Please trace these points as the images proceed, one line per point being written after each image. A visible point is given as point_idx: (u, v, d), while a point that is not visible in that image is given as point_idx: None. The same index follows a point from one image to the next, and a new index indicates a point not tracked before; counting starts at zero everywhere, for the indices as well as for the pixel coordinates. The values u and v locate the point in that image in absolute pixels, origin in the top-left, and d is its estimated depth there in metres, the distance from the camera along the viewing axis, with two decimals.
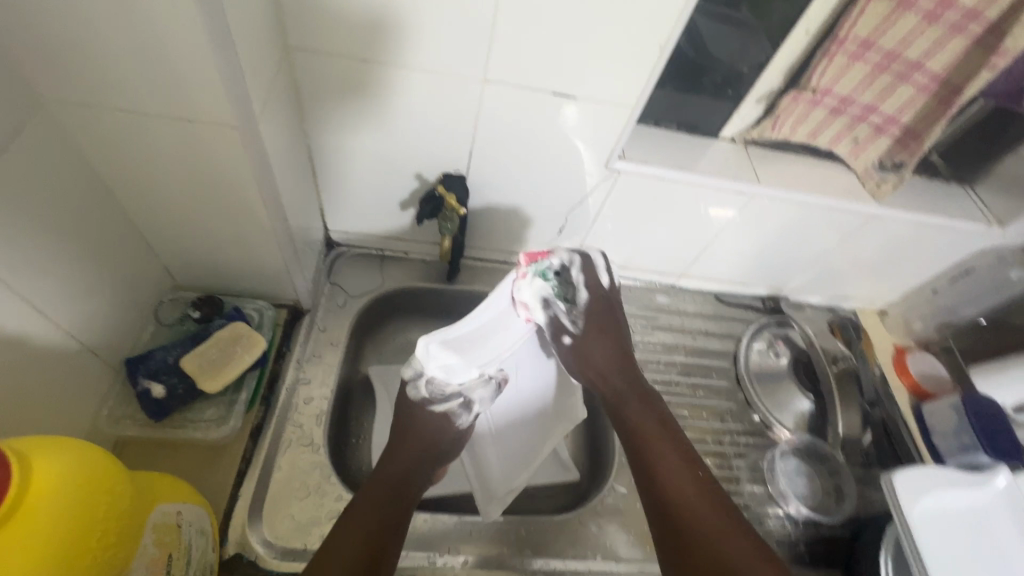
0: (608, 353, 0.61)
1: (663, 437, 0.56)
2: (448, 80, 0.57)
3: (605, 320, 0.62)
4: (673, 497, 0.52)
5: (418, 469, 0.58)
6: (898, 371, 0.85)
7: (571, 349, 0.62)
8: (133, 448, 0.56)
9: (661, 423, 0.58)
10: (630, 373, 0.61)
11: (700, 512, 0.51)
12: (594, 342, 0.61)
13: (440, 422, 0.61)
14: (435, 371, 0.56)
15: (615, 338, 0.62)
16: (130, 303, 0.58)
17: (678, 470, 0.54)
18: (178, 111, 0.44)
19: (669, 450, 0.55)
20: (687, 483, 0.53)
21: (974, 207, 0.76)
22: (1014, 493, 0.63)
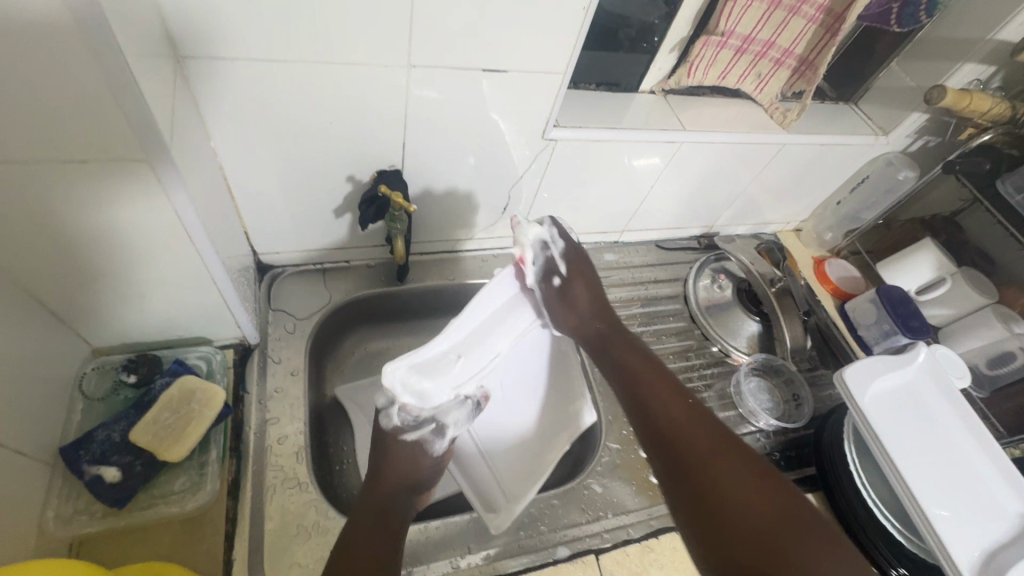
0: (591, 299, 0.67)
1: (648, 368, 0.61)
2: (370, 70, 0.53)
3: (589, 275, 0.68)
4: (664, 423, 0.55)
5: (406, 489, 0.57)
6: (821, 281, 0.96)
7: (563, 286, 0.66)
8: (94, 545, 0.49)
9: (645, 357, 0.62)
10: (612, 322, 0.67)
11: (689, 426, 0.54)
12: (575, 288, 0.66)
13: (412, 452, 0.58)
14: (409, 398, 0.55)
15: (599, 286, 0.69)
16: (47, 383, 0.50)
17: (666, 397, 0.58)
18: (69, 153, 0.38)
19: (654, 376, 0.60)
20: (673, 400, 0.57)
21: (862, 122, 0.85)
22: (933, 364, 0.74)
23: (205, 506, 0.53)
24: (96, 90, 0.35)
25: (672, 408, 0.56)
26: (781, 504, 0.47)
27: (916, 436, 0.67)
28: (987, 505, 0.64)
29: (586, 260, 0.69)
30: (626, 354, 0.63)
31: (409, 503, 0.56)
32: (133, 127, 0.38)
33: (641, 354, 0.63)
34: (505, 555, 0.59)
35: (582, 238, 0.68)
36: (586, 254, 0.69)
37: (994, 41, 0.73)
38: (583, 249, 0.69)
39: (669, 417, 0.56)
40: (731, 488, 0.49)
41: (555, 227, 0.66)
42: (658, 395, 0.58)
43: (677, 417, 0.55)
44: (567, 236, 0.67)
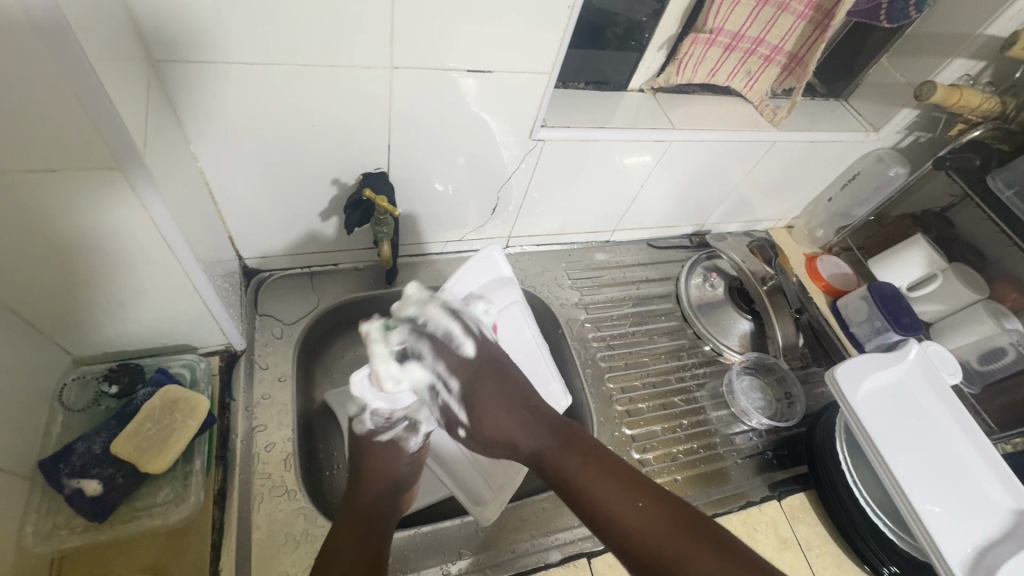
0: (512, 417, 0.55)
1: (589, 470, 0.51)
2: (352, 72, 0.52)
3: (495, 377, 0.56)
4: (627, 533, 0.47)
5: (390, 490, 0.56)
6: (813, 278, 0.96)
7: (475, 429, 0.55)
8: (77, 560, 0.48)
9: (584, 452, 0.52)
10: (535, 416, 0.55)
11: (656, 543, 0.46)
12: (491, 419, 0.55)
13: (388, 451, 0.57)
14: (379, 401, 0.56)
15: (514, 384, 0.57)
16: (24, 394, 0.48)
17: (615, 495, 0.49)
18: (38, 161, 0.37)
19: (598, 480, 0.50)
20: (627, 509, 0.48)
21: (852, 118, 0.85)
22: (924, 360, 0.74)
23: (190, 517, 0.52)
24: (64, 96, 0.34)
25: (633, 522, 0.47)
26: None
27: (907, 432, 0.67)
28: (977, 502, 0.64)
29: (485, 360, 0.56)
30: (563, 462, 0.52)
31: (393, 506, 0.56)
32: (103, 134, 0.37)
33: (580, 449, 0.52)
34: (495, 559, 0.59)
35: (462, 346, 0.55)
36: (479, 362, 0.56)
37: (985, 36, 0.72)
38: (484, 339, 0.58)
39: (636, 543, 0.47)
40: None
41: (428, 330, 0.54)
42: (610, 507, 0.48)
43: (641, 534, 0.47)
44: (445, 333, 0.55)
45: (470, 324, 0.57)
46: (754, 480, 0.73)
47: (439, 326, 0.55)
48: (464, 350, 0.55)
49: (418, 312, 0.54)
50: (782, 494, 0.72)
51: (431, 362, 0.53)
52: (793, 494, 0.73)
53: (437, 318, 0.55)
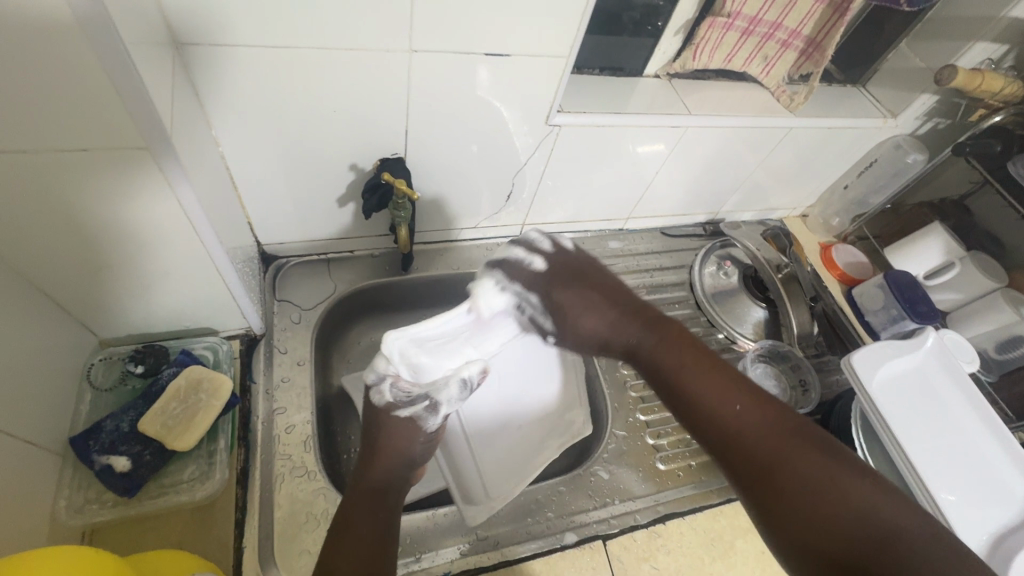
0: (601, 314, 0.59)
1: (687, 364, 0.52)
2: (371, 56, 0.52)
3: (576, 280, 0.60)
4: (721, 424, 0.48)
5: (402, 465, 0.56)
6: (828, 267, 0.95)
7: (564, 331, 0.60)
8: (106, 534, 0.50)
9: (683, 347, 0.54)
10: (627, 315, 0.58)
11: (754, 437, 0.46)
12: (581, 315, 0.59)
13: (405, 428, 0.57)
14: (405, 370, 0.57)
15: (595, 285, 0.60)
16: (54, 373, 0.49)
17: (712, 389, 0.50)
18: (68, 141, 0.37)
19: (698, 372, 0.51)
20: (725, 408, 0.48)
21: (870, 104, 0.84)
22: (941, 350, 0.73)
23: (214, 495, 0.53)
24: (95, 78, 0.34)
25: (731, 416, 0.48)
26: (887, 514, 0.41)
27: (923, 420, 0.67)
28: (994, 489, 0.64)
29: (561, 268, 0.61)
30: (663, 353, 0.54)
31: (402, 482, 0.55)
32: (133, 115, 0.37)
33: (678, 344, 0.54)
34: (513, 541, 0.59)
35: (535, 263, 0.60)
36: (559, 267, 0.61)
37: (1008, 19, 0.71)
38: (557, 249, 0.62)
39: (732, 432, 0.47)
40: (826, 497, 0.42)
41: (506, 259, 0.60)
42: (707, 398, 0.50)
43: (737, 426, 0.47)
44: (516, 256, 0.60)
45: (541, 244, 0.62)
46: None
47: (512, 250, 0.61)
48: (537, 266, 0.60)
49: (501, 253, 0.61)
50: None
51: (513, 289, 0.59)
52: None
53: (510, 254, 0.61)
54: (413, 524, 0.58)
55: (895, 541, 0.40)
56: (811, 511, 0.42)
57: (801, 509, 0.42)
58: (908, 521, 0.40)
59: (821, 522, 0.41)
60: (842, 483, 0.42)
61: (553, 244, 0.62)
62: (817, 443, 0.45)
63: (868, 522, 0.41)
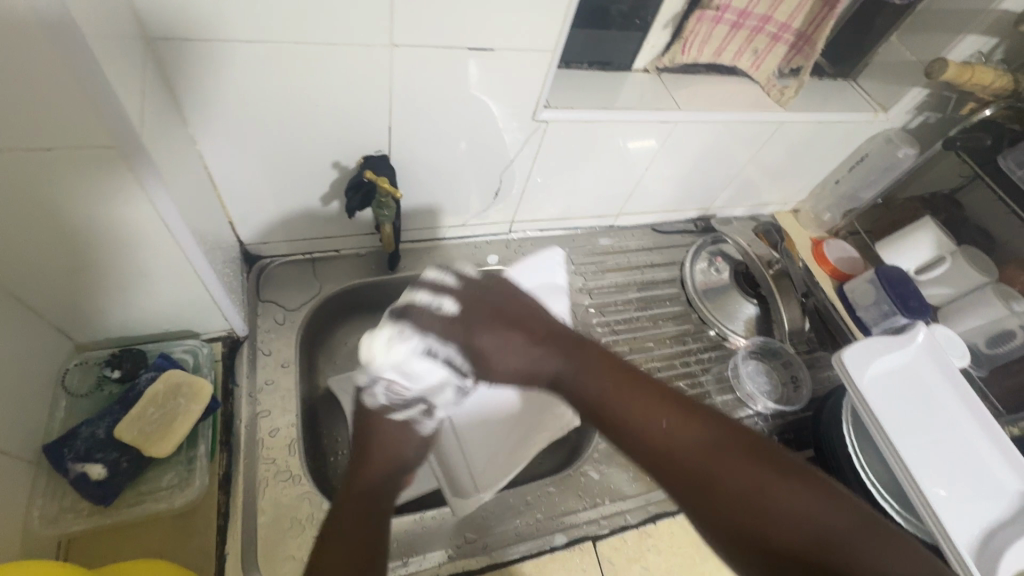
0: (519, 348, 0.54)
1: (612, 389, 0.50)
2: (352, 50, 0.50)
3: (489, 316, 0.55)
4: (655, 445, 0.46)
5: (391, 471, 0.53)
6: (820, 262, 0.95)
7: (488, 373, 0.55)
8: (84, 543, 0.49)
9: (605, 374, 0.51)
10: (547, 344, 0.55)
11: (688, 455, 0.44)
12: (502, 352, 0.54)
13: (400, 432, 0.55)
14: (394, 376, 0.52)
15: (511, 320, 0.55)
16: (26, 380, 0.48)
17: (643, 411, 0.48)
18: (33, 142, 0.36)
19: (622, 400, 0.49)
20: (655, 430, 0.46)
21: (860, 98, 0.83)
22: (931, 343, 0.73)
23: (195, 501, 0.52)
24: (60, 76, 0.33)
25: (661, 437, 0.46)
26: (825, 514, 0.39)
27: (911, 416, 0.67)
28: (983, 484, 0.64)
29: (472, 302, 0.55)
30: (585, 381, 0.52)
31: (394, 486, 0.53)
32: (102, 114, 0.36)
33: (604, 367, 0.52)
34: (501, 544, 0.59)
35: (443, 304, 0.53)
36: (470, 302, 0.55)
37: (998, 11, 0.70)
38: (466, 279, 0.56)
39: (665, 455, 0.45)
40: (759, 511, 0.40)
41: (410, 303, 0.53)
42: (637, 421, 0.47)
43: (668, 448, 0.45)
44: (422, 300, 0.53)
45: (447, 281, 0.55)
46: None
47: (415, 296, 0.54)
48: (448, 309, 0.53)
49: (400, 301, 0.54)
50: None
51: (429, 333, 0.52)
52: None
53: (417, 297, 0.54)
54: (400, 528, 0.58)
55: (835, 543, 0.38)
56: (748, 523, 0.40)
57: (739, 522, 0.40)
58: (843, 521, 0.39)
59: (759, 534, 0.39)
60: (779, 490, 0.40)
61: (459, 278, 0.56)
62: (749, 451, 0.43)
63: (805, 532, 0.38)
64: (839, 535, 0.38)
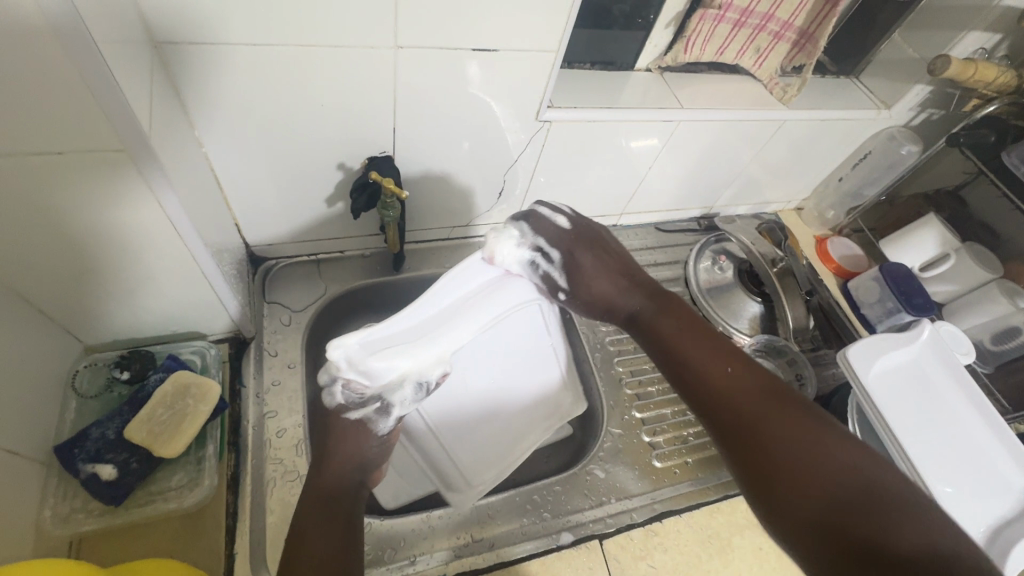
0: (613, 280, 0.60)
1: (682, 331, 0.55)
2: (357, 52, 0.51)
3: (595, 250, 0.60)
4: (711, 384, 0.50)
5: (355, 469, 0.53)
6: (823, 260, 0.95)
7: (577, 291, 0.60)
8: (94, 544, 0.49)
9: (677, 319, 0.56)
10: (632, 284, 0.60)
11: (742, 394, 0.48)
12: (593, 275, 0.60)
13: (356, 433, 0.55)
14: (354, 375, 0.51)
15: (609, 255, 0.61)
16: (37, 382, 0.48)
17: (706, 357, 0.52)
18: (43, 146, 0.36)
19: (691, 340, 0.54)
20: (716, 367, 0.51)
21: (863, 95, 0.83)
22: (936, 341, 0.73)
23: (204, 501, 0.52)
24: (69, 79, 0.34)
25: (719, 378, 0.50)
26: (869, 468, 0.42)
27: (912, 413, 0.66)
28: (989, 480, 0.64)
29: (582, 234, 0.60)
30: (656, 323, 0.57)
31: (360, 485, 0.53)
32: (111, 117, 0.37)
33: (678, 315, 0.57)
34: (507, 542, 0.59)
35: (559, 222, 0.60)
36: (582, 233, 0.61)
37: (1001, 8, 0.70)
38: (582, 218, 0.62)
39: (722, 393, 0.49)
40: (804, 453, 0.43)
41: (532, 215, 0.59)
42: (700, 364, 0.52)
43: (724, 387, 0.49)
44: (544, 217, 0.60)
45: (562, 207, 0.62)
46: None
47: (541, 208, 0.60)
48: (562, 224, 0.60)
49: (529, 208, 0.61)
50: None
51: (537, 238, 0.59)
52: None
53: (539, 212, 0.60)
54: (407, 527, 0.58)
55: (874, 493, 0.40)
56: (790, 461, 0.43)
57: (781, 458, 0.44)
58: (884, 475, 0.41)
59: (799, 472, 0.42)
60: (827, 440, 0.44)
61: (574, 210, 0.62)
62: (801, 407, 0.47)
63: (845, 479, 0.41)
64: (880, 491, 0.40)
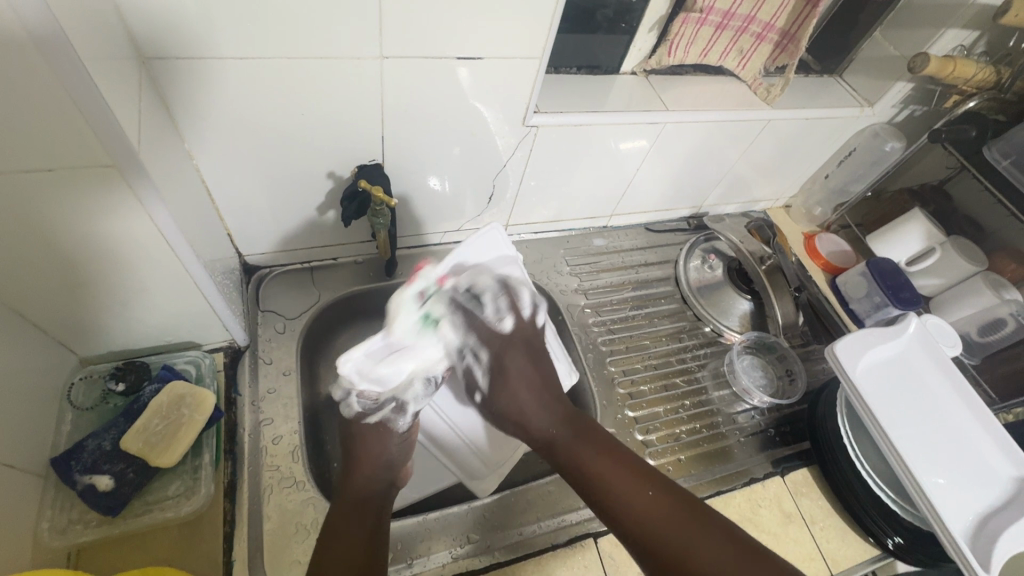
0: (532, 392, 0.60)
1: (603, 462, 0.54)
2: (344, 64, 0.52)
3: (517, 363, 0.61)
4: (630, 512, 0.50)
5: (381, 471, 0.56)
6: (812, 256, 0.96)
7: (492, 396, 0.61)
8: (93, 554, 0.49)
9: (596, 448, 0.56)
10: (552, 399, 0.60)
11: (659, 522, 0.49)
12: (503, 395, 0.60)
13: (376, 433, 0.58)
14: (368, 383, 0.55)
15: (528, 376, 0.61)
16: (33, 396, 0.49)
17: (625, 485, 0.52)
18: (32, 163, 0.37)
19: (608, 466, 0.54)
20: (638, 494, 0.51)
21: (846, 93, 0.85)
22: (922, 330, 0.74)
23: (201, 509, 0.53)
24: (55, 96, 0.34)
25: (639, 509, 0.50)
26: None
27: (905, 405, 0.68)
28: (976, 470, 0.65)
29: (519, 338, 0.62)
30: (578, 451, 0.56)
31: (389, 485, 0.56)
32: (97, 132, 0.37)
33: (592, 440, 0.57)
34: (502, 543, 0.60)
35: (501, 322, 0.61)
36: (517, 337, 0.62)
37: (978, 5, 0.71)
38: (525, 322, 0.63)
39: (644, 525, 0.49)
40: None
41: (473, 300, 0.60)
42: (617, 490, 0.52)
43: (643, 518, 0.50)
44: (487, 314, 0.60)
45: (515, 306, 0.62)
46: (757, 458, 0.74)
47: (486, 300, 0.60)
48: (502, 326, 0.61)
49: (473, 283, 0.60)
50: (785, 470, 0.73)
51: (452, 336, 0.59)
52: (796, 470, 0.73)
53: (485, 292, 0.60)
54: (404, 529, 0.58)
55: None
56: None
57: None
58: None
59: None
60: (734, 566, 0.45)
61: (528, 308, 0.63)
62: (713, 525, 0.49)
63: None
64: None
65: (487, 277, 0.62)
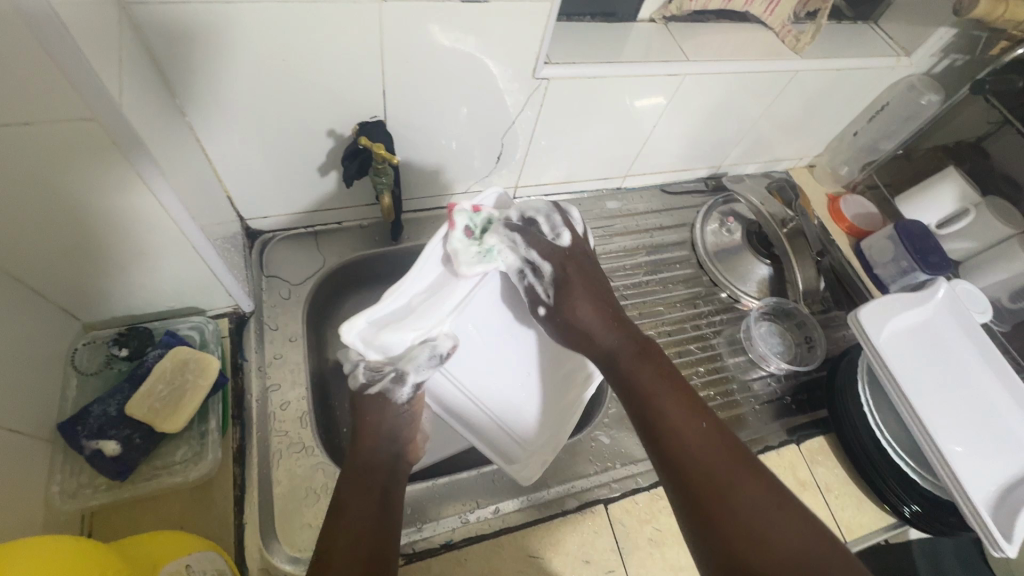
0: (600, 310, 0.59)
1: (665, 384, 0.53)
2: (339, 9, 0.48)
3: (581, 276, 0.60)
4: (676, 439, 0.49)
5: (387, 443, 0.54)
6: (836, 220, 0.92)
7: (559, 308, 0.59)
8: (105, 518, 0.50)
9: (658, 366, 0.55)
10: (620, 325, 0.59)
11: (700, 452, 0.47)
12: (580, 302, 0.59)
13: (376, 404, 0.55)
14: (374, 353, 0.54)
15: (603, 293, 0.61)
16: (36, 361, 0.48)
17: (678, 412, 0.50)
18: (11, 116, 0.34)
19: (665, 385, 0.53)
20: (690, 423, 0.49)
21: (881, 41, 0.78)
22: (951, 298, 0.71)
23: (210, 474, 0.53)
24: (25, 43, 0.31)
25: (688, 432, 0.49)
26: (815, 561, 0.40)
27: (931, 375, 0.65)
28: (1004, 441, 0.63)
29: (579, 255, 0.62)
30: (634, 366, 0.55)
31: (396, 456, 0.55)
32: (72, 85, 0.34)
33: (653, 361, 0.56)
34: (513, 509, 0.59)
35: (558, 237, 0.61)
36: (576, 254, 0.62)
37: None
38: (581, 238, 0.63)
39: (678, 441, 0.48)
40: (750, 522, 0.42)
41: (531, 222, 0.60)
42: (670, 413, 0.51)
43: (686, 442, 0.48)
44: (542, 235, 0.60)
45: (569, 223, 0.62)
46: (772, 425, 0.72)
47: (539, 222, 0.61)
48: (561, 241, 0.61)
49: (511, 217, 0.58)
50: (800, 438, 0.71)
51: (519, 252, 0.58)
52: (812, 438, 0.72)
53: (537, 218, 0.61)
54: (413, 494, 0.58)
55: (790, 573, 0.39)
56: (725, 523, 0.43)
57: (725, 516, 0.43)
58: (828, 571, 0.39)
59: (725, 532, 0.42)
60: (771, 516, 0.42)
61: (576, 231, 0.63)
62: (761, 474, 0.45)
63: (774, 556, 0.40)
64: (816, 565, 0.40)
65: (533, 206, 0.61)
